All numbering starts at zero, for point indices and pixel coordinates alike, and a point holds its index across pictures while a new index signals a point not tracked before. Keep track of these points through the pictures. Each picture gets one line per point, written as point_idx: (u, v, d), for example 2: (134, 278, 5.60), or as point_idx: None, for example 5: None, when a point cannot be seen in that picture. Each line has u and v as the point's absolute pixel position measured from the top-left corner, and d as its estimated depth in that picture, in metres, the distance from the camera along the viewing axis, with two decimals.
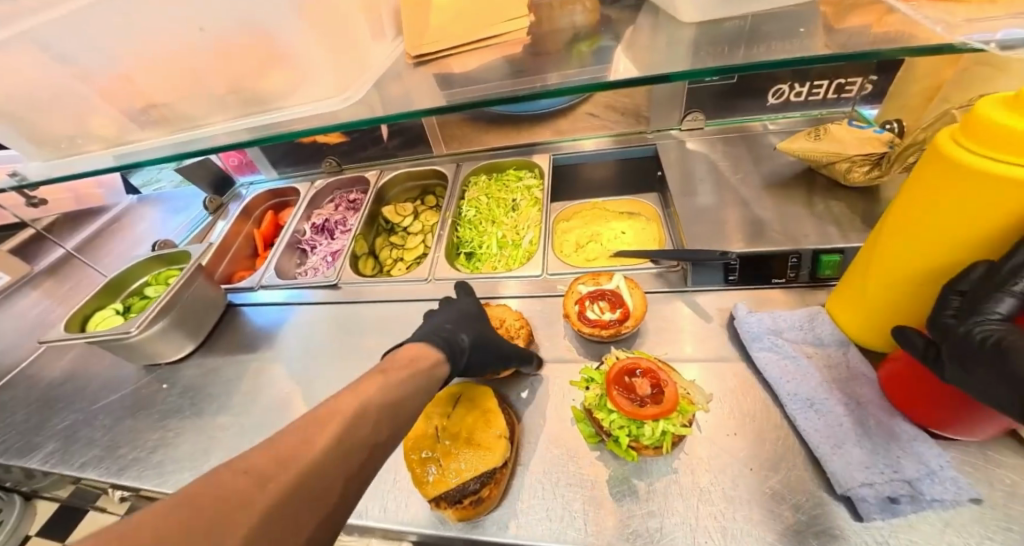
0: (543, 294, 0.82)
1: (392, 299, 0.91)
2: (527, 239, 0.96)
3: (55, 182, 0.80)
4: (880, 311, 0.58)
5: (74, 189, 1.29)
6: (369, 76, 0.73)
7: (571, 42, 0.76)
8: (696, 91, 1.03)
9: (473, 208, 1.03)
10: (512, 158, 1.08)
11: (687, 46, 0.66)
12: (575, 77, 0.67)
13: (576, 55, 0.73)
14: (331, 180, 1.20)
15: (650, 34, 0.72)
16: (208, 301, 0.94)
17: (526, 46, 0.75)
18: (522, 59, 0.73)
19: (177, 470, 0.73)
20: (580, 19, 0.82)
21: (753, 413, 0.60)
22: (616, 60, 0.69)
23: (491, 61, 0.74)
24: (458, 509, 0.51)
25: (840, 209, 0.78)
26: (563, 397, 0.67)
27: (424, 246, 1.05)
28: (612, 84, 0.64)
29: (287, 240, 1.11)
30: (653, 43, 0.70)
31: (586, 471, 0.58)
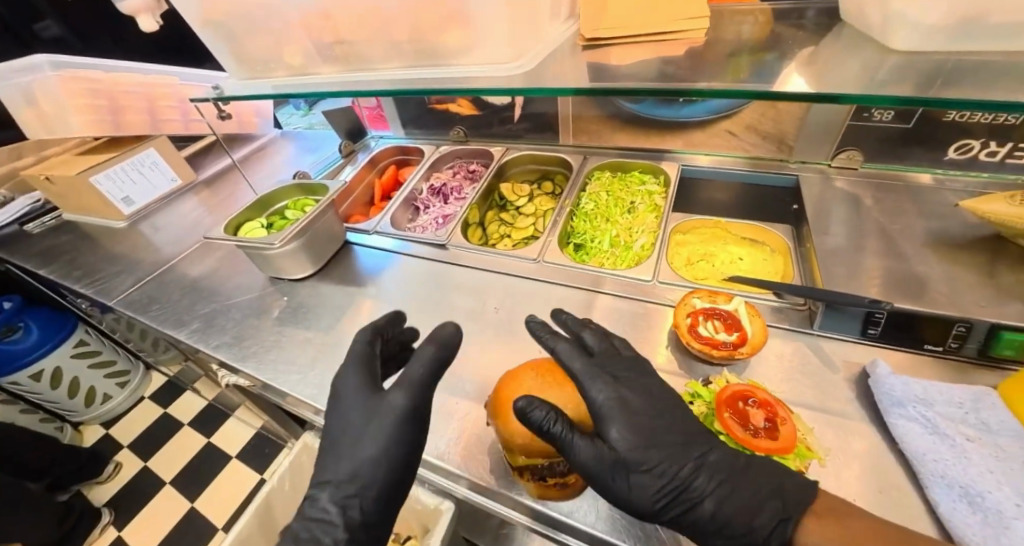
0: (648, 299, 0.79)
1: (493, 270, 0.93)
2: (640, 243, 0.94)
3: (241, 97, 0.92)
4: None
5: (240, 115, 1.49)
6: (537, 51, 0.75)
7: (732, 53, 0.72)
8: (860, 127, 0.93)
9: (592, 201, 1.03)
10: (641, 161, 1.07)
11: (884, 69, 0.60)
12: (748, 85, 0.64)
13: (734, 66, 0.69)
14: (455, 148, 1.26)
15: (838, 52, 0.66)
16: (332, 234, 1.04)
17: (692, 48, 0.73)
18: (688, 60, 0.71)
19: (285, 372, 0.81)
20: (752, 28, 0.77)
21: (881, 483, 0.53)
22: (783, 77, 0.65)
23: (654, 57, 0.72)
24: None
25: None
26: None
27: (535, 228, 1.05)
28: (778, 95, 0.60)
29: (406, 195, 1.18)
30: (842, 60, 0.64)
31: None
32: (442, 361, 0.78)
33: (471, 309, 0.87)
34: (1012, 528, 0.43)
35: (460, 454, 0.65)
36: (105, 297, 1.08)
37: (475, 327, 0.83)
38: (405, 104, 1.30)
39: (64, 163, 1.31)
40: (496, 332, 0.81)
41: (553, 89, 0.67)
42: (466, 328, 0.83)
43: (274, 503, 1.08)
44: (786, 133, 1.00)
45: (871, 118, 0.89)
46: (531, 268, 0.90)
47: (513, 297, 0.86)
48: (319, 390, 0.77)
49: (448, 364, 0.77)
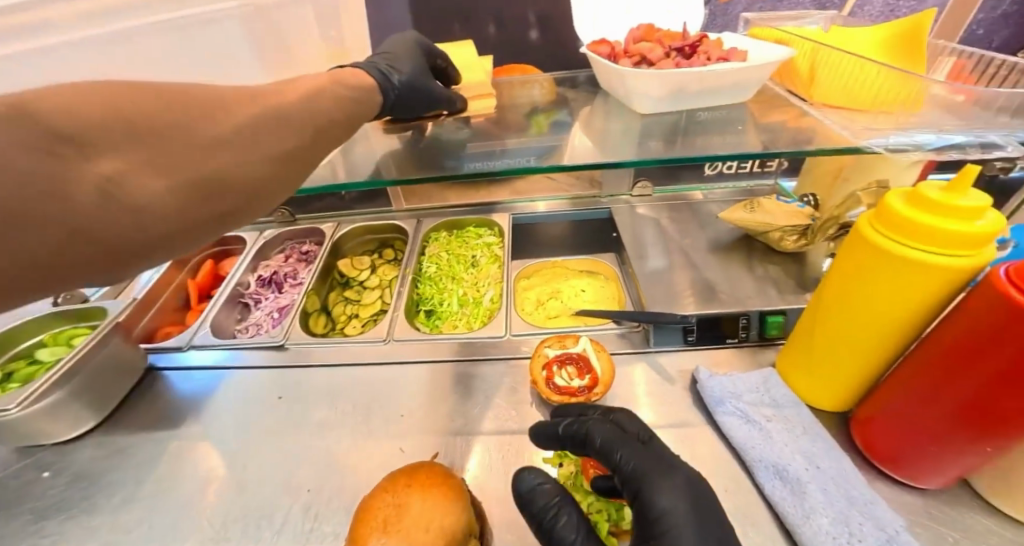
0: (508, 356, 0.80)
1: (342, 364, 0.83)
2: (488, 296, 0.95)
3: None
4: (842, 381, 0.63)
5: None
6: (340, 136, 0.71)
7: (527, 116, 0.80)
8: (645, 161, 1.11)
9: (434, 263, 1.00)
10: (473, 216, 1.08)
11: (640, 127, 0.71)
12: (540, 149, 0.70)
13: (535, 126, 0.76)
14: (283, 230, 1.12)
15: (606, 113, 0.78)
16: (121, 368, 0.81)
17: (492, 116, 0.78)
18: (486, 130, 0.75)
19: None
20: (539, 93, 0.86)
21: (724, 482, 0.60)
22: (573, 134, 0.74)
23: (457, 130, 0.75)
24: None
25: (777, 275, 0.85)
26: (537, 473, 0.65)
27: (381, 302, 0.99)
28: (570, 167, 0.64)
29: (228, 293, 1.01)
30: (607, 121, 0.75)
31: None
32: (292, 496, 0.65)
33: (322, 417, 0.76)
34: (808, 492, 0.53)
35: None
36: None
37: (330, 439, 0.72)
38: None
39: None
40: (356, 437, 0.72)
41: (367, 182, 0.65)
42: (319, 443, 0.72)
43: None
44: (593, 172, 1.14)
45: None
46: (385, 352, 0.83)
47: (369, 390, 0.78)
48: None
49: (301, 497, 0.65)
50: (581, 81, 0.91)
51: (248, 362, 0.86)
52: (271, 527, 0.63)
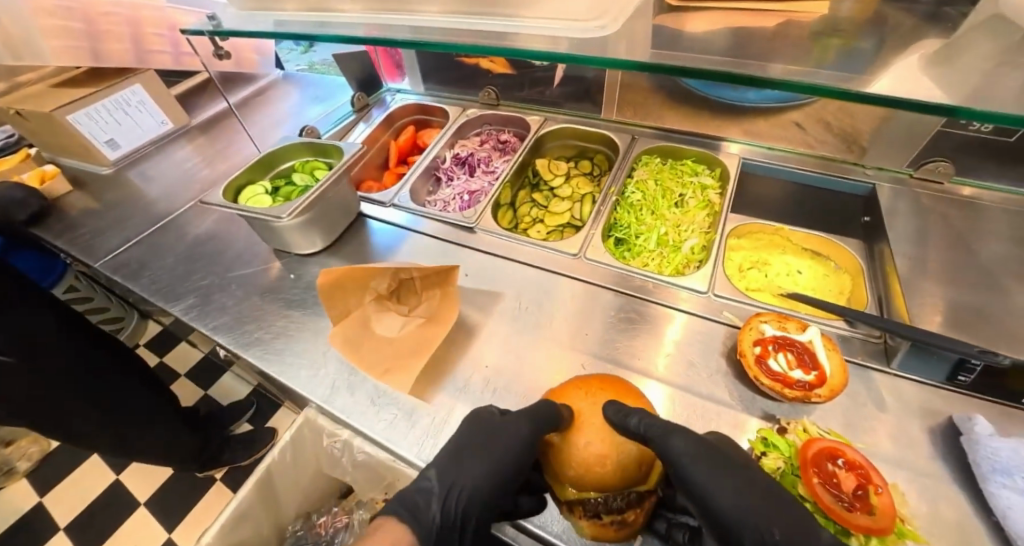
0: (707, 317, 0.71)
1: (523, 262, 0.84)
2: (689, 244, 0.86)
3: (237, 31, 0.80)
4: None
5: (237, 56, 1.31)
6: (621, 7, 0.62)
7: (831, 26, 0.60)
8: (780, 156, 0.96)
9: (639, 191, 0.94)
10: (695, 148, 0.97)
11: None
12: (859, 73, 0.52)
13: (836, 42, 0.57)
14: (485, 113, 1.12)
15: (969, 34, 0.54)
16: (346, 205, 0.93)
17: (822, 15, 0.61)
18: (777, 37, 0.58)
19: (294, 365, 0.74)
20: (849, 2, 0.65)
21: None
22: (887, 61, 0.54)
23: (735, 28, 0.59)
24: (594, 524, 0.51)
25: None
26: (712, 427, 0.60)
27: (571, 215, 0.98)
28: (858, 95, 0.48)
29: (426, 164, 1.04)
30: (975, 50, 0.51)
31: None
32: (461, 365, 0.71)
33: (489, 305, 0.79)
34: None
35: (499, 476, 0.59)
36: (89, 257, 1.01)
37: (504, 324, 0.76)
38: (425, 54, 1.16)
39: (38, 95, 1.19)
40: (522, 332, 0.74)
41: (608, 59, 0.57)
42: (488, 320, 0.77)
43: (276, 473, 1.11)
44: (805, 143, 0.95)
45: (965, 125, 0.76)
46: (574, 267, 0.82)
47: (549, 295, 0.79)
48: (335, 376, 0.72)
49: (480, 369, 0.70)
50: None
51: (427, 230, 0.93)
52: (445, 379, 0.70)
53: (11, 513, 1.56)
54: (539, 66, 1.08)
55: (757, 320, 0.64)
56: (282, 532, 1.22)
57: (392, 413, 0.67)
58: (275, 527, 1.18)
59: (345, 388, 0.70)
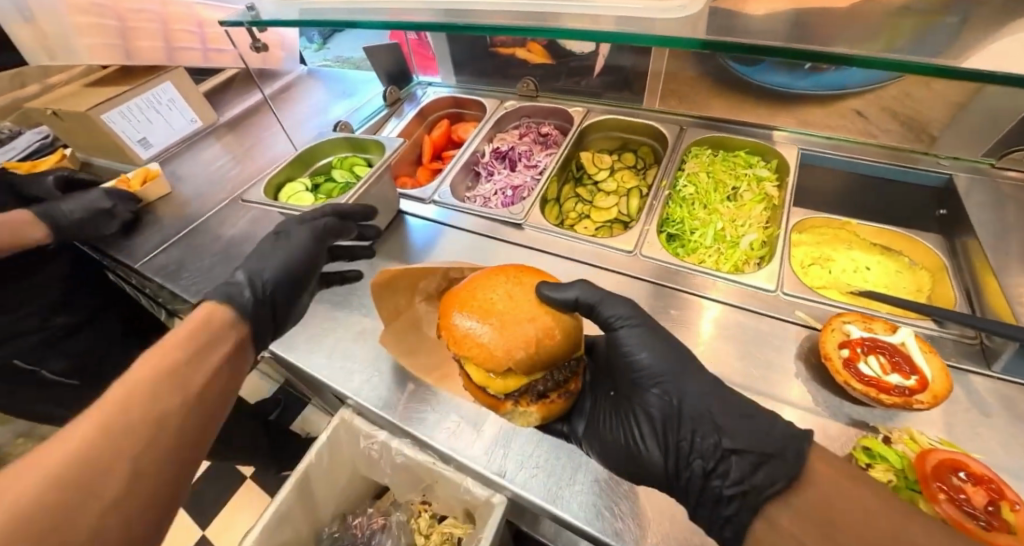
0: (748, 307, 0.69)
1: (576, 259, 0.81)
2: (749, 239, 0.82)
3: (277, 22, 0.77)
4: None
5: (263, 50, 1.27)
6: None
7: None
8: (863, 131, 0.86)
9: (691, 184, 0.90)
10: (749, 138, 0.92)
11: None
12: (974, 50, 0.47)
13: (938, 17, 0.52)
14: (524, 105, 1.08)
15: None
16: (387, 202, 0.90)
17: None
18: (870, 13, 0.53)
19: (344, 369, 0.72)
20: None
21: None
22: None
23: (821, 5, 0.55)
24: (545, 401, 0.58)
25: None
26: None
27: (618, 210, 0.94)
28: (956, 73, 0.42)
29: (466, 159, 1.01)
30: None
31: None
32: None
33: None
34: None
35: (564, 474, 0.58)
36: (126, 258, 0.99)
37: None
38: (460, 45, 1.12)
39: (71, 95, 1.18)
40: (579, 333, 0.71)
41: (656, 38, 0.52)
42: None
43: (314, 474, 1.10)
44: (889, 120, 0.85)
45: None
46: (628, 264, 0.78)
47: None
48: (387, 380, 0.69)
49: None
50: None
51: (465, 225, 0.90)
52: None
53: None
54: (580, 56, 1.04)
55: (837, 318, 0.60)
56: (318, 533, 1.21)
57: (448, 419, 0.65)
58: (312, 528, 1.18)
59: (399, 393, 0.68)
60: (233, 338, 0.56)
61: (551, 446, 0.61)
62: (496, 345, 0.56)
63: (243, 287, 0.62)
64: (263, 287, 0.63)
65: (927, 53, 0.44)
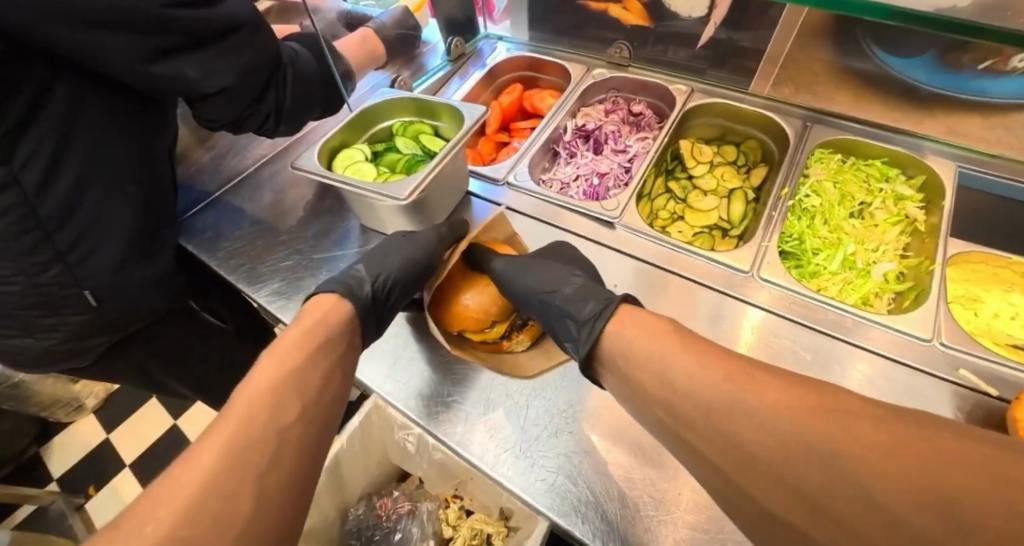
0: (788, 315, 0.63)
1: (678, 273, 0.69)
2: (884, 269, 0.69)
3: None
4: None
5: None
6: None
7: None
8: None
9: (816, 195, 0.75)
10: (892, 144, 0.76)
11: None
12: None
13: None
14: (614, 76, 0.93)
15: None
16: (458, 182, 0.77)
17: None
18: None
19: (409, 382, 0.61)
20: None
21: None
22: None
23: None
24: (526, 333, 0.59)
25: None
26: None
27: (719, 214, 0.81)
28: None
29: (546, 136, 0.87)
30: None
31: None
32: (555, 375, 0.59)
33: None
34: None
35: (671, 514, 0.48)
36: None
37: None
38: None
39: None
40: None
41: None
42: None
43: (345, 459, 1.04)
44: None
45: None
46: (741, 287, 0.66)
47: (719, 324, 0.63)
48: (456, 398, 0.59)
49: None
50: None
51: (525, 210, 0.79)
52: (556, 399, 0.57)
53: (81, 446, 1.52)
54: (690, 20, 0.86)
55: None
56: (345, 512, 1.15)
57: (517, 454, 0.53)
58: (340, 510, 1.13)
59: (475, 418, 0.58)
60: (331, 360, 0.48)
61: (654, 507, 0.49)
62: (474, 307, 0.58)
63: (365, 280, 0.58)
64: (384, 282, 0.58)
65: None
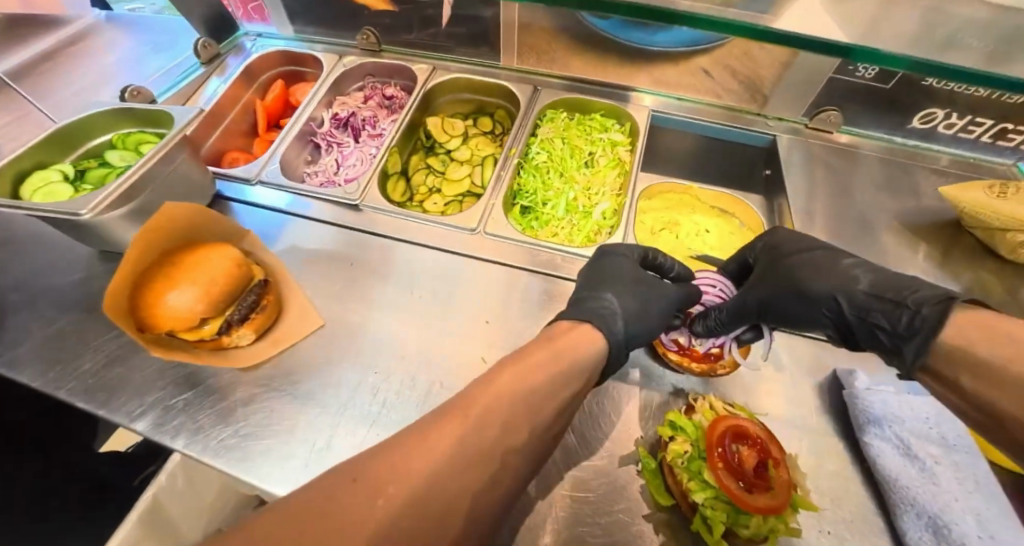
0: (508, 262, 0.69)
1: (418, 242, 0.72)
2: (601, 208, 0.80)
3: None
4: None
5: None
6: None
7: None
8: (757, 297, 0.55)
9: (544, 151, 0.84)
10: (603, 100, 0.88)
11: (910, 33, 0.48)
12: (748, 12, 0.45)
13: None
14: (365, 61, 0.95)
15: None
16: (191, 185, 0.73)
17: None
18: None
19: (140, 401, 0.58)
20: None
21: (836, 484, 0.51)
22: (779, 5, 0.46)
23: None
24: (250, 323, 0.60)
25: (946, 264, 0.73)
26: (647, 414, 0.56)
27: (470, 182, 0.86)
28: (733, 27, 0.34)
29: (299, 128, 0.88)
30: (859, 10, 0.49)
31: (636, 497, 0.49)
32: (282, 361, 0.61)
33: (354, 290, 0.68)
34: None
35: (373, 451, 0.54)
36: None
37: (324, 300, 0.67)
38: None
39: None
40: (395, 314, 0.66)
41: None
42: (297, 289, 0.67)
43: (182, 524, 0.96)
44: (842, 301, 0.49)
45: (853, 71, 0.77)
46: (472, 244, 0.71)
47: (450, 285, 0.68)
48: (186, 398, 0.59)
49: (380, 376, 0.60)
50: (894, 341, 0.44)
51: (278, 205, 0.78)
52: (297, 387, 0.59)
53: None
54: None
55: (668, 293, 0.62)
56: None
57: (261, 446, 0.55)
58: None
59: (215, 422, 0.57)
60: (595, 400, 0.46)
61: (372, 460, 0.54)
62: (181, 307, 0.55)
63: None
64: None
65: (747, 15, 0.41)
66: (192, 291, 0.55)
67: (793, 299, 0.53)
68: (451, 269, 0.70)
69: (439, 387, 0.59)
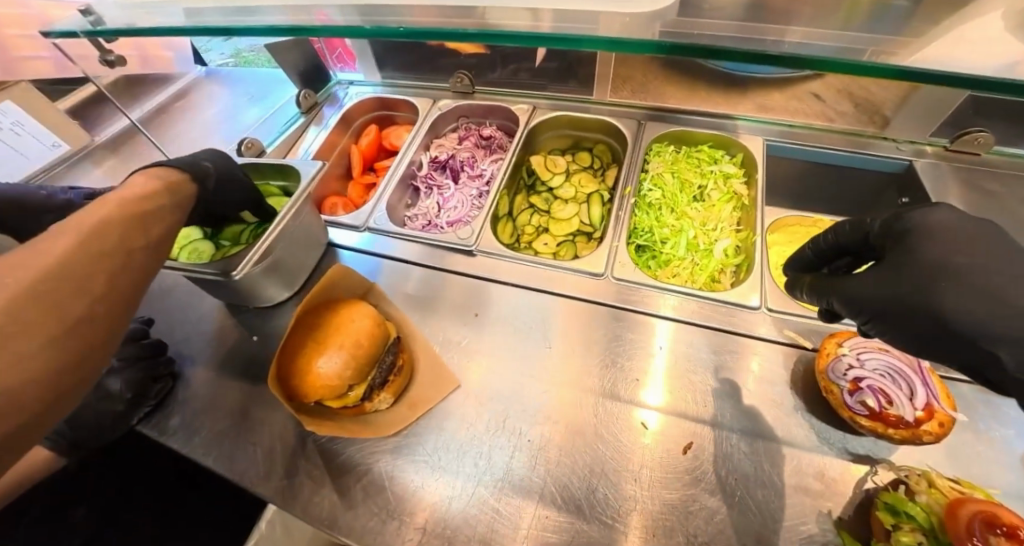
0: (643, 309, 0.65)
1: (540, 288, 0.69)
2: (723, 246, 0.76)
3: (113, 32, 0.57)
4: None
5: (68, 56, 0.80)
6: None
7: None
8: (873, 304, 0.36)
9: (656, 188, 0.81)
10: (711, 131, 0.84)
11: None
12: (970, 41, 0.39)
13: None
14: (459, 103, 0.96)
15: None
16: (311, 238, 0.73)
17: None
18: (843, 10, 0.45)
19: (283, 469, 0.57)
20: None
21: None
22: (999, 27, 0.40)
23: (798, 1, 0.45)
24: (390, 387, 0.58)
25: None
26: (830, 488, 0.50)
27: (579, 221, 0.84)
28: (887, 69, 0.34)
29: (401, 172, 0.88)
30: None
31: None
32: (418, 425, 0.59)
33: (478, 344, 0.66)
34: None
35: (536, 528, 0.51)
36: None
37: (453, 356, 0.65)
38: None
39: None
40: (530, 370, 0.63)
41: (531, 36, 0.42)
42: (426, 346, 0.65)
43: None
44: (1001, 357, 0.29)
45: None
46: (600, 291, 0.68)
47: (582, 337, 0.64)
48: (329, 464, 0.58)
49: (526, 439, 0.57)
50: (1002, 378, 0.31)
51: (391, 252, 0.77)
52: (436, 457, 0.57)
53: None
54: None
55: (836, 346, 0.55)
56: None
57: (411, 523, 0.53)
58: None
59: (359, 493, 0.55)
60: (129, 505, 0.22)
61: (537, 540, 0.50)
62: (330, 373, 0.53)
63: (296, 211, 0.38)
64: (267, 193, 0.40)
65: (985, 44, 0.36)
66: (340, 354, 0.54)
67: (932, 328, 0.32)
68: (577, 319, 0.66)
69: (592, 456, 0.55)
